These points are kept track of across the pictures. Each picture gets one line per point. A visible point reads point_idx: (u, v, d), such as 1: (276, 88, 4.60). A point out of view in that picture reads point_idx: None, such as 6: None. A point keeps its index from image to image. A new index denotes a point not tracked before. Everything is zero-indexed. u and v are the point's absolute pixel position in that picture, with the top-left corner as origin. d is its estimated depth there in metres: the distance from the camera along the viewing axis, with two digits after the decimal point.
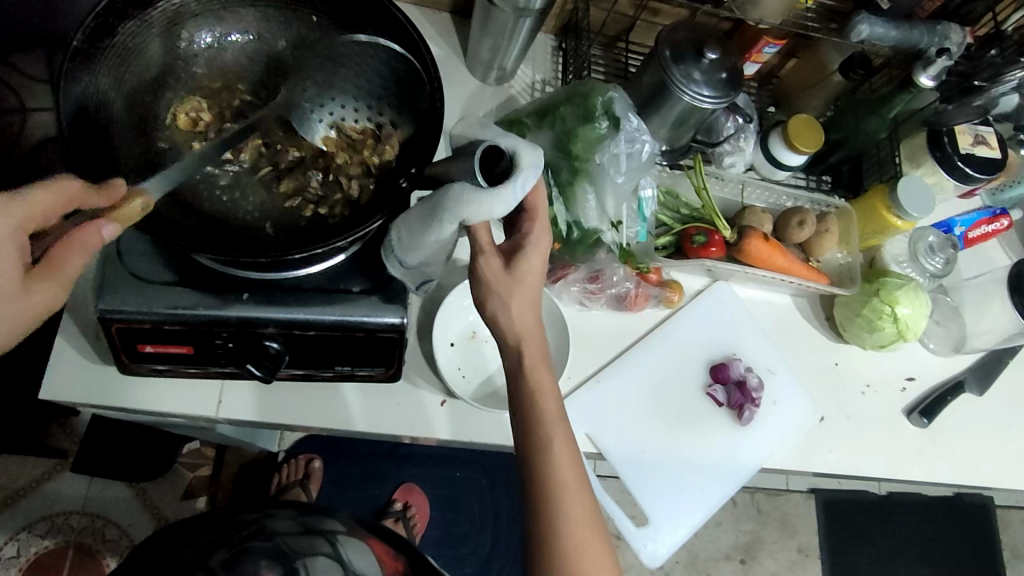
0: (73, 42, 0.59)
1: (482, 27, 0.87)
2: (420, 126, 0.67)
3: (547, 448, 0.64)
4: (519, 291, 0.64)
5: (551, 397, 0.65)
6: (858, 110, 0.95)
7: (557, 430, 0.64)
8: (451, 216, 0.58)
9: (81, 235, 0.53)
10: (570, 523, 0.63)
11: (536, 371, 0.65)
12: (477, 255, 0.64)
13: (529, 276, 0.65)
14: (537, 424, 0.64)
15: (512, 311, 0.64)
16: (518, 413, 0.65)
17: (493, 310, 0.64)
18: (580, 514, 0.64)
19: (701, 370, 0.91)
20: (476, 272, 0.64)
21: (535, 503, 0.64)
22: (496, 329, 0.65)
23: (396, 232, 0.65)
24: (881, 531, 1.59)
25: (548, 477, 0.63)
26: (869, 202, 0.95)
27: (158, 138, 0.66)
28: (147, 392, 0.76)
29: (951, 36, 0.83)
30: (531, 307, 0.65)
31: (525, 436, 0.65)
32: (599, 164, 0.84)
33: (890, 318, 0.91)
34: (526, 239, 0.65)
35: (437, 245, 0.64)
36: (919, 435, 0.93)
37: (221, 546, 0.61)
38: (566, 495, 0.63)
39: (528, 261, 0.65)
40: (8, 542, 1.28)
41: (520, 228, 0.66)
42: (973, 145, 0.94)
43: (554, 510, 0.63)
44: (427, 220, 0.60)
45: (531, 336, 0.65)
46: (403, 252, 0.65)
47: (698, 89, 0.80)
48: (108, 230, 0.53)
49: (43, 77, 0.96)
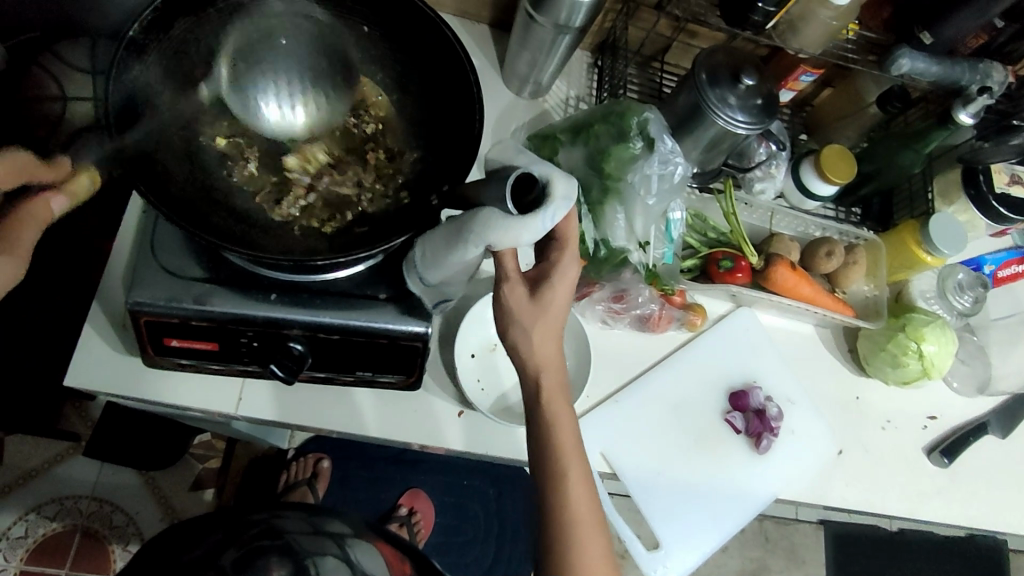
0: (129, 32, 0.62)
1: (521, 41, 0.87)
2: (458, 143, 0.68)
3: (563, 480, 0.64)
4: (543, 320, 0.63)
5: (568, 430, 0.65)
6: (892, 143, 0.94)
7: (571, 462, 0.64)
8: (478, 238, 0.58)
9: (39, 210, 0.66)
10: (587, 559, 0.63)
11: (555, 400, 0.64)
12: (502, 283, 0.64)
13: (554, 305, 0.64)
14: (552, 456, 0.64)
15: (533, 343, 0.63)
16: (534, 445, 0.65)
17: (514, 339, 0.64)
18: (595, 553, 0.64)
19: (720, 397, 0.91)
20: (500, 299, 0.64)
21: (552, 538, 0.64)
22: (517, 357, 0.65)
23: (421, 249, 0.65)
24: (891, 566, 1.58)
25: (562, 511, 0.63)
26: (899, 235, 0.94)
27: (199, 131, 0.65)
28: (168, 386, 0.77)
29: (993, 74, 0.83)
30: (554, 339, 0.65)
31: (543, 468, 0.64)
32: (631, 183, 0.83)
33: (915, 354, 0.90)
34: (554, 268, 0.65)
35: (460, 266, 0.64)
36: (939, 474, 0.91)
37: (232, 544, 0.62)
38: (579, 530, 0.63)
39: (554, 287, 0.64)
40: (16, 522, 1.29)
41: (548, 256, 0.66)
42: (1009, 184, 0.93)
43: (569, 545, 0.63)
44: (453, 241, 0.61)
45: (553, 370, 0.65)
46: (425, 268, 0.65)
47: (732, 114, 0.79)
48: (58, 203, 0.68)
49: (87, 68, 0.97)
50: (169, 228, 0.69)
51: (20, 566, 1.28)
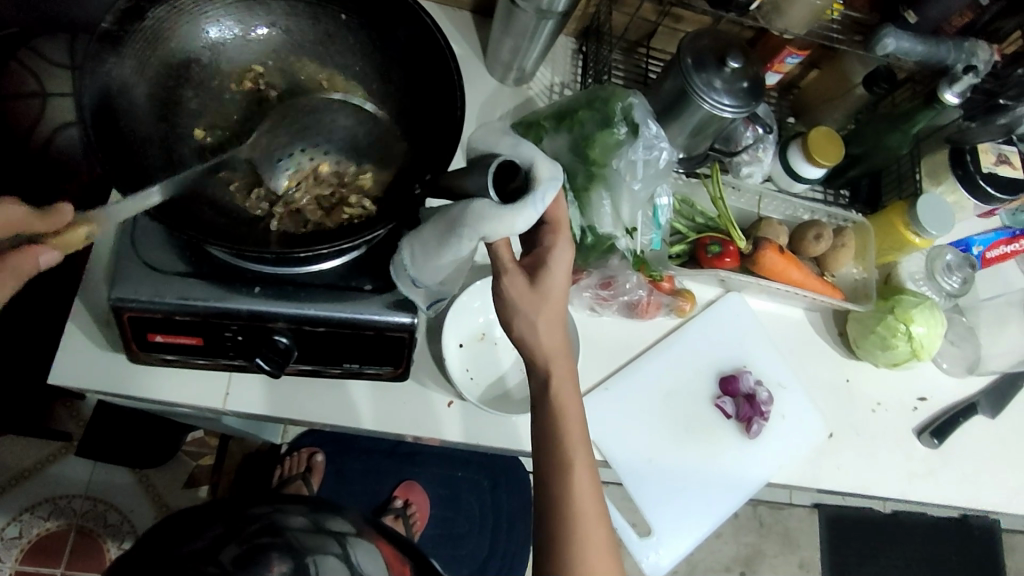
0: (102, 23, 0.59)
1: (504, 27, 0.86)
2: (439, 131, 0.67)
3: (567, 469, 0.63)
4: (545, 306, 0.64)
5: (575, 419, 0.64)
6: (880, 125, 0.93)
7: (578, 452, 0.64)
8: (472, 232, 0.58)
9: (19, 261, 0.54)
10: (592, 550, 0.62)
11: (564, 389, 0.65)
12: (501, 275, 0.64)
13: (554, 291, 0.64)
14: (561, 449, 0.63)
15: (539, 331, 0.64)
16: (539, 437, 0.65)
17: (520, 330, 0.65)
18: (598, 543, 0.63)
19: (710, 382, 0.91)
20: (501, 292, 0.64)
21: (553, 528, 0.62)
22: (525, 348, 0.65)
23: (410, 251, 0.64)
24: (886, 549, 1.59)
25: (565, 500, 0.62)
26: (886, 217, 0.94)
27: (182, 126, 0.65)
28: (153, 382, 0.76)
29: (979, 53, 0.82)
30: (558, 325, 0.65)
31: (546, 458, 0.64)
32: (616, 169, 0.83)
33: (904, 336, 0.90)
34: (549, 253, 0.64)
35: (454, 261, 0.64)
36: (930, 455, 0.92)
37: (232, 539, 0.60)
38: (583, 522, 0.62)
39: (550, 276, 0.64)
40: (10, 523, 1.29)
41: (542, 241, 0.65)
42: (996, 164, 0.93)
43: (571, 536, 0.62)
44: (446, 237, 0.60)
45: (557, 355, 0.65)
46: (418, 271, 0.65)
47: (718, 98, 0.79)
48: (45, 256, 0.55)
49: (65, 63, 0.98)
50: (151, 223, 0.69)
51: (16, 567, 1.27)
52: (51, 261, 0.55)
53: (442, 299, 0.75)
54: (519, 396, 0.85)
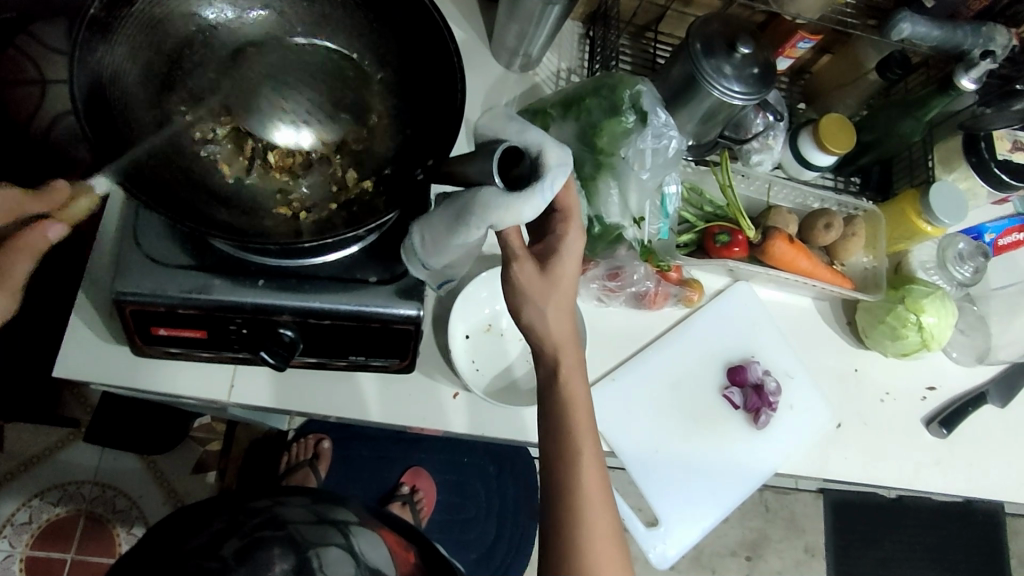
0: (90, 9, 0.57)
1: (509, 12, 0.85)
2: (441, 117, 0.66)
3: (578, 459, 0.62)
4: (556, 297, 0.63)
5: (585, 412, 0.64)
6: (893, 111, 0.91)
7: (587, 444, 0.63)
8: (480, 220, 0.57)
9: (30, 239, 0.65)
10: (600, 541, 0.62)
11: (573, 379, 0.64)
12: (510, 262, 0.63)
13: (565, 280, 0.64)
14: (567, 438, 0.63)
15: (548, 319, 0.63)
16: (547, 429, 0.64)
17: (530, 318, 0.64)
18: (606, 533, 0.62)
19: (718, 371, 0.90)
20: (511, 279, 0.64)
21: (559, 519, 0.62)
22: (534, 337, 0.65)
23: (420, 235, 0.64)
24: (890, 534, 1.56)
25: (575, 491, 0.62)
26: (898, 206, 0.93)
27: (173, 111, 0.64)
28: (160, 373, 0.76)
29: (997, 38, 0.81)
30: (568, 315, 0.64)
31: (555, 449, 0.63)
32: (624, 158, 0.81)
33: (915, 326, 0.89)
34: (561, 241, 0.64)
35: (463, 248, 0.63)
36: (938, 445, 0.91)
37: (233, 534, 0.61)
38: (592, 512, 0.62)
39: (561, 266, 0.64)
40: (20, 508, 1.30)
41: (553, 230, 0.65)
42: (1011, 151, 0.92)
43: (577, 525, 0.61)
44: (454, 225, 0.60)
45: (568, 345, 0.65)
46: (427, 256, 0.64)
47: (729, 85, 0.77)
48: (52, 231, 0.65)
49: (61, 49, 1.00)
50: (155, 215, 0.68)
51: (27, 551, 1.29)
52: (57, 232, 0.66)
53: (454, 281, 0.74)
54: (526, 385, 0.85)
